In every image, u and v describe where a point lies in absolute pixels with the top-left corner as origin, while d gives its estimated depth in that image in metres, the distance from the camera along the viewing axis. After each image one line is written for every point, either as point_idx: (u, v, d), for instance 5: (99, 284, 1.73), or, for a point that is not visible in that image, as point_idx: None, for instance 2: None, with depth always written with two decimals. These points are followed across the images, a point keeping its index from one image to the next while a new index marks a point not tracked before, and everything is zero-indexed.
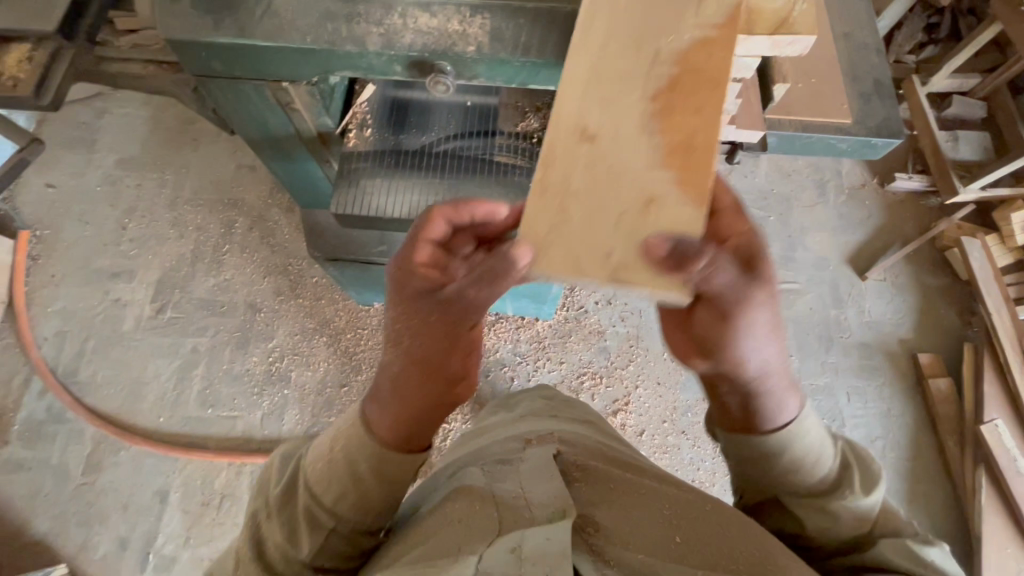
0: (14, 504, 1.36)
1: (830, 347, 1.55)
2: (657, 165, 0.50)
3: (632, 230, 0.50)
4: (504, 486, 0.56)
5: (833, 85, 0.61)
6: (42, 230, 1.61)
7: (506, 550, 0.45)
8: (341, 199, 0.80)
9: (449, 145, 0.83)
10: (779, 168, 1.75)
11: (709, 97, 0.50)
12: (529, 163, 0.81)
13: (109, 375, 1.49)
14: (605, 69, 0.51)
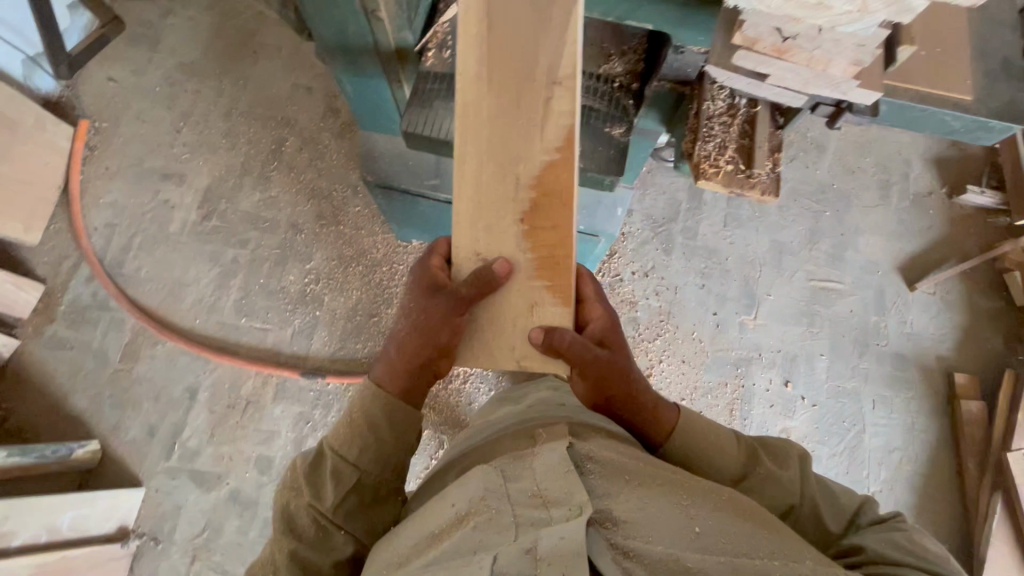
0: (55, 379, 1.44)
1: (864, 353, 1.52)
2: (532, 274, 0.68)
3: (537, 309, 0.68)
4: (517, 479, 0.55)
5: (959, 59, 0.58)
6: (100, 121, 1.64)
7: (521, 551, 0.49)
8: (410, 117, 0.79)
9: None
10: (844, 163, 1.68)
11: (560, 213, 0.66)
12: (607, 108, 0.77)
13: (153, 272, 1.54)
14: (485, 204, 0.67)
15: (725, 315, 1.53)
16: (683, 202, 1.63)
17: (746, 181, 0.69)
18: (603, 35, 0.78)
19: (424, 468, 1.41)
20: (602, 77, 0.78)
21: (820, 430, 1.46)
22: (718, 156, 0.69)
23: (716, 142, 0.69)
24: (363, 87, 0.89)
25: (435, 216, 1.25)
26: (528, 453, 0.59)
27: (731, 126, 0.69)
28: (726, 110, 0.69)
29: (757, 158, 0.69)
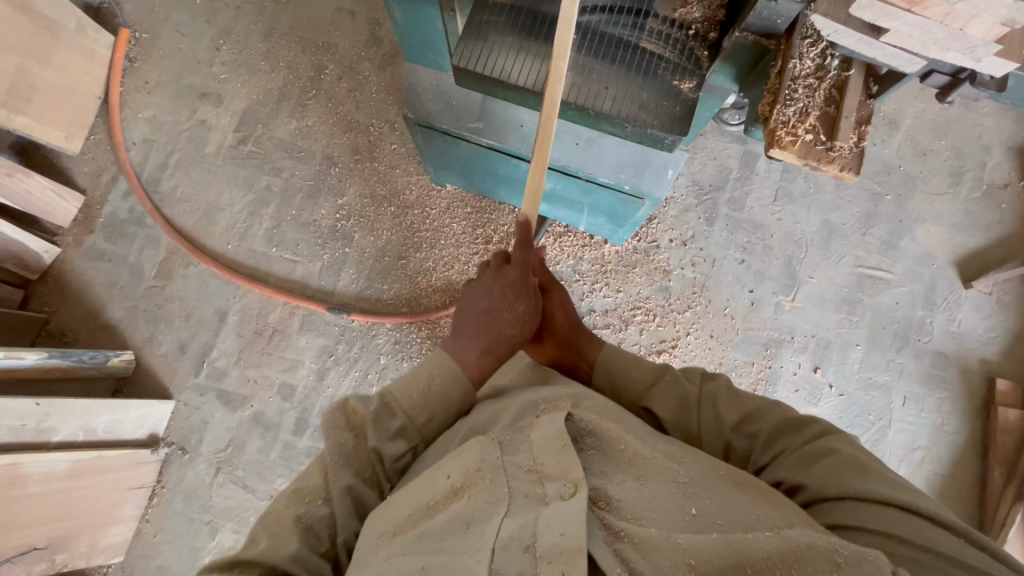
0: (93, 289, 1.48)
1: (903, 347, 1.46)
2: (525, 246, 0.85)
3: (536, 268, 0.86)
4: (514, 452, 0.55)
5: None
6: (140, 32, 1.59)
7: (522, 545, 0.47)
8: (462, 51, 0.73)
9: (591, 18, 0.71)
10: (915, 144, 1.55)
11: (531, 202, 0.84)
12: (676, 58, 0.70)
13: (188, 193, 1.54)
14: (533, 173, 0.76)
15: (761, 294, 1.48)
16: (734, 170, 1.54)
17: (825, 155, 0.63)
18: None
19: None
20: (676, 22, 0.70)
21: (843, 420, 1.43)
22: (798, 123, 0.62)
23: (796, 107, 0.62)
24: (414, 16, 0.84)
25: (474, 161, 1.21)
26: (529, 424, 0.58)
27: (817, 90, 0.62)
28: (814, 71, 0.61)
29: (842, 129, 0.62)
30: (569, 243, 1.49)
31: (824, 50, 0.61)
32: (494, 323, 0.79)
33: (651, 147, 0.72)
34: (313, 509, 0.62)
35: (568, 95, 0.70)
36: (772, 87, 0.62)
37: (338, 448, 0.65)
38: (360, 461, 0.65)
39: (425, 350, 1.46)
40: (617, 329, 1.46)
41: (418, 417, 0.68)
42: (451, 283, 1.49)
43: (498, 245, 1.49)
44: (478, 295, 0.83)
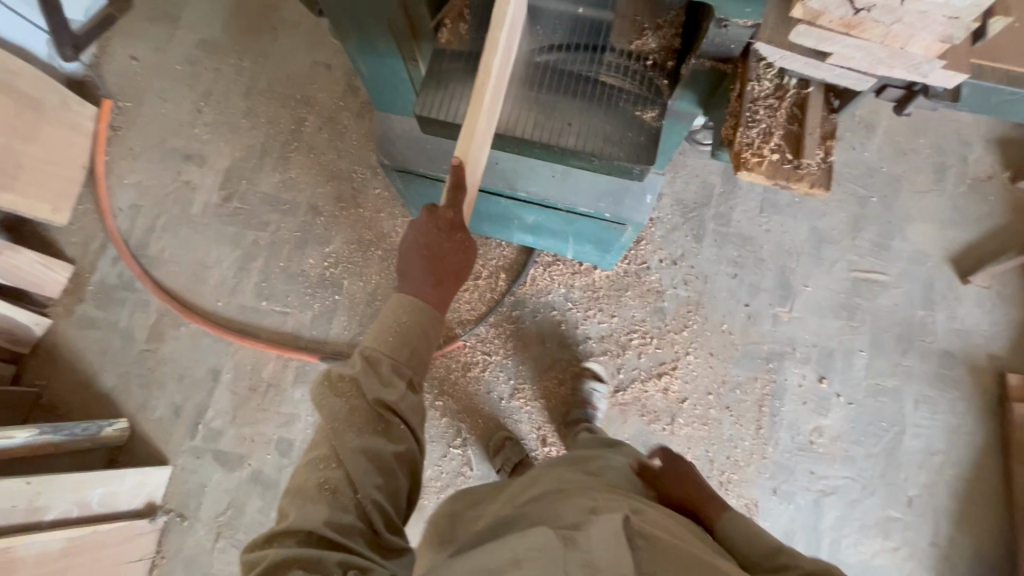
0: (85, 357, 1.48)
1: (908, 349, 1.43)
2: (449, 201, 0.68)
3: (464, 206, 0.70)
4: (575, 542, 0.52)
5: None
6: (123, 102, 1.63)
7: None
8: (424, 100, 0.74)
9: (549, 58, 0.72)
10: (895, 144, 1.56)
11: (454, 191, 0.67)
12: (637, 89, 0.70)
13: (176, 254, 1.55)
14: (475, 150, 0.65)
15: (757, 307, 1.46)
16: (717, 186, 1.54)
17: (794, 172, 0.61)
18: (637, 7, 0.70)
19: (442, 455, 1.39)
20: (632, 55, 0.71)
21: (855, 429, 1.39)
22: (762, 144, 0.62)
23: (760, 129, 0.62)
24: (379, 65, 0.85)
25: None
26: (584, 519, 0.56)
27: (778, 109, 0.62)
28: (774, 91, 0.62)
29: (807, 146, 0.62)
30: (559, 271, 1.48)
31: (778, 72, 0.62)
32: (438, 262, 0.69)
33: (621, 177, 0.71)
34: (330, 476, 0.61)
35: (532, 135, 0.70)
36: (733, 112, 0.63)
37: (334, 418, 0.62)
38: (362, 417, 0.62)
39: None
40: (615, 355, 1.44)
41: (401, 353, 0.65)
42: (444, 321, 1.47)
43: (488, 280, 1.49)
44: (408, 236, 0.70)
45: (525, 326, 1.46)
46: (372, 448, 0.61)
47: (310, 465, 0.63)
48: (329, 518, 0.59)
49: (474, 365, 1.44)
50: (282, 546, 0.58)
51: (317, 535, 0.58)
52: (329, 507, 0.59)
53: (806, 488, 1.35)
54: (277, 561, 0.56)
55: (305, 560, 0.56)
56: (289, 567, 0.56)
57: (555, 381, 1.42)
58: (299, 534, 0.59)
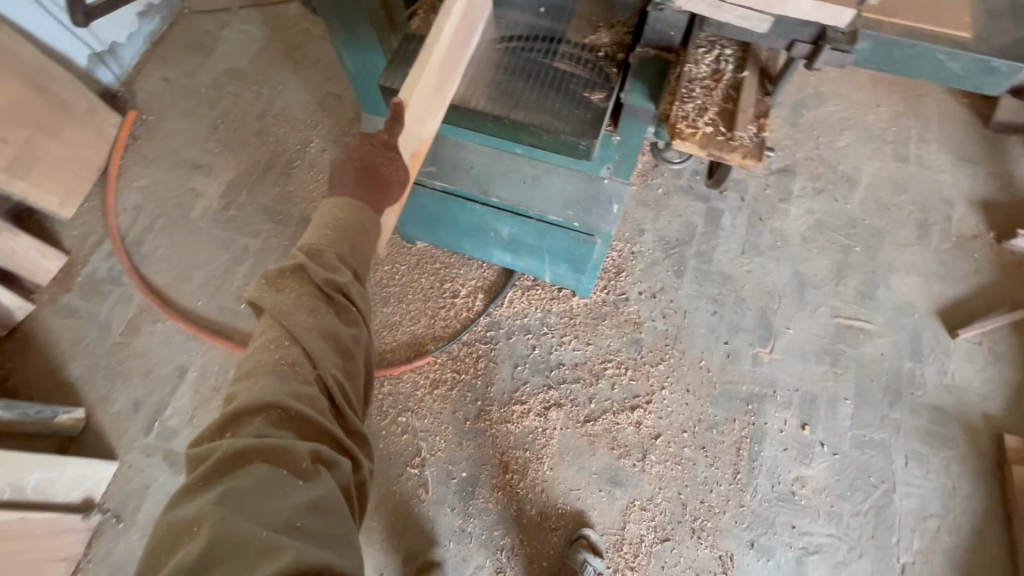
0: (59, 345, 1.48)
1: (896, 402, 1.36)
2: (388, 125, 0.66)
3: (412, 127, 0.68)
4: None
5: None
6: (147, 115, 1.76)
7: None
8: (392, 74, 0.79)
9: (509, 44, 0.77)
10: (877, 199, 1.58)
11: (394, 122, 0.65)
12: (588, 75, 0.74)
13: (167, 253, 1.59)
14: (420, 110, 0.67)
15: (737, 345, 1.42)
16: (699, 226, 1.56)
17: (727, 144, 0.63)
18: (593, 11, 0.78)
19: (398, 475, 1.31)
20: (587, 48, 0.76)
21: (841, 483, 1.29)
22: (697, 117, 0.65)
23: (695, 104, 0.66)
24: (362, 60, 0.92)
25: (433, 208, 1.25)
26: None
27: (713, 90, 0.67)
28: (709, 75, 0.68)
29: (740, 122, 0.64)
30: (537, 296, 1.48)
31: (710, 64, 0.68)
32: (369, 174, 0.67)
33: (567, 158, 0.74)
34: (286, 355, 0.60)
35: (486, 107, 0.73)
36: (672, 90, 0.67)
37: (281, 304, 0.62)
38: (312, 298, 0.62)
39: (385, 407, 1.38)
40: (588, 383, 1.39)
41: (341, 246, 0.64)
42: (417, 337, 1.45)
43: (465, 299, 1.49)
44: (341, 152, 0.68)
45: (498, 347, 1.43)
46: (326, 327, 0.62)
47: (264, 347, 0.61)
48: (295, 398, 0.58)
49: (442, 382, 1.40)
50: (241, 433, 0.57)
51: (281, 415, 0.57)
52: (291, 387, 0.58)
53: (787, 544, 1.24)
54: (239, 449, 0.55)
55: (272, 448, 0.55)
56: (252, 458, 0.55)
57: (523, 406, 1.36)
58: (261, 417, 0.57)
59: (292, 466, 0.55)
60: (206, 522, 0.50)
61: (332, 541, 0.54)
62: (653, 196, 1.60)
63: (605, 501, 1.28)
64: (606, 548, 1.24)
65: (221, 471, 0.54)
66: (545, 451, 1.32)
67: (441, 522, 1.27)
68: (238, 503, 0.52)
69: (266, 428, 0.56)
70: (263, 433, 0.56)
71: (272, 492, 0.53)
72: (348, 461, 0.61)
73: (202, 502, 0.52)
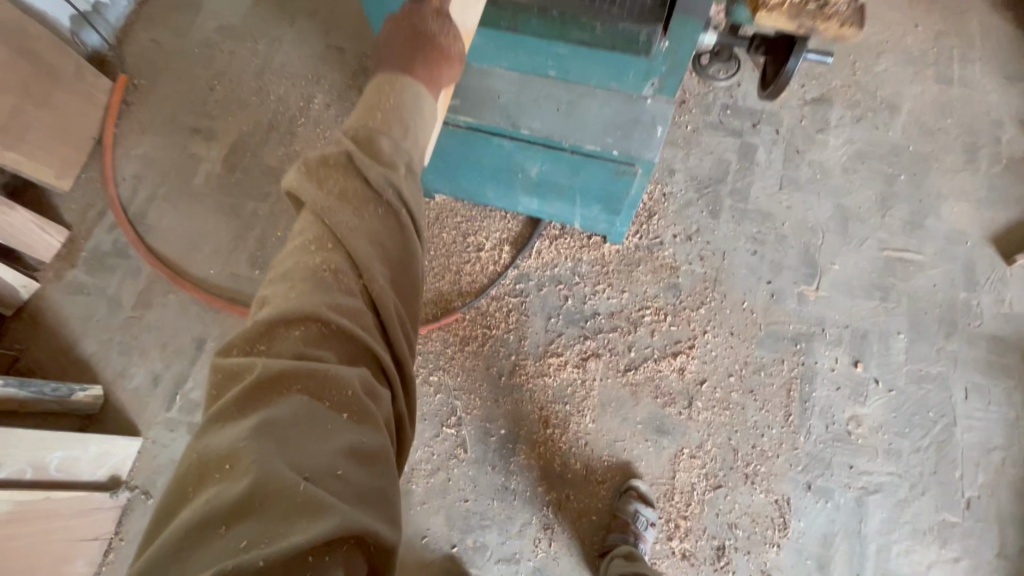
0: (68, 322, 1.41)
1: (952, 333, 1.29)
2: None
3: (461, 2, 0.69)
4: None
5: None
6: (138, 79, 1.66)
7: None
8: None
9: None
10: (920, 125, 1.49)
11: None
12: None
13: (173, 223, 1.51)
14: None
15: (780, 285, 1.34)
16: (733, 162, 1.47)
17: (818, 13, 0.60)
18: None
19: (434, 436, 1.26)
20: None
21: (899, 419, 1.23)
22: None
23: None
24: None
25: (455, 151, 1.16)
26: None
27: None
28: None
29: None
30: (566, 244, 1.40)
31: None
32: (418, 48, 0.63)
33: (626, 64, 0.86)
34: (331, 258, 0.55)
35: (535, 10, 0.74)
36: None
37: (323, 199, 0.57)
38: (356, 196, 0.57)
39: (415, 367, 1.31)
40: (626, 331, 1.32)
41: (390, 126, 0.59)
42: (443, 294, 1.38)
43: (491, 252, 1.41)
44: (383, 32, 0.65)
45: (529, 300, 1.36)
46: (373, 232, 0.56)
47: (304, 250, 0.56)
48: (337, 311, 0.53)
49: (473, 339, 1.33)
50: (276, 352, 0.51)
51: (321, 330, 0.52)
52: (332, 299, 0.53)
53: (846, 485, 1.19)
54: (275, 374, 0.49)
55: (313, 375, 0.50)
56: (290, 385, 0.49)
57: (560, 358, 1.30)
58: (297, 331, 0.52)
59: (333, 399, 0.49)
60: (239, 460, 0.45)
61: (374, 491, 0.48)
62: (682, 134, 1.50)
63: (653, 450, 1.22)
64: (656, 498, 1.19)
65: (255, 398, 0.48)
66: (585, 404, 1.26)
67: (482, 481, 1.22)
68: (276, 439, 0.46)
69: (304, 346, 0.51)
70: (302, 353, 0.51)
71: (312, 430, 0.48)
72: (391, 398, 0.55)
73: (234, 435, 0.46)
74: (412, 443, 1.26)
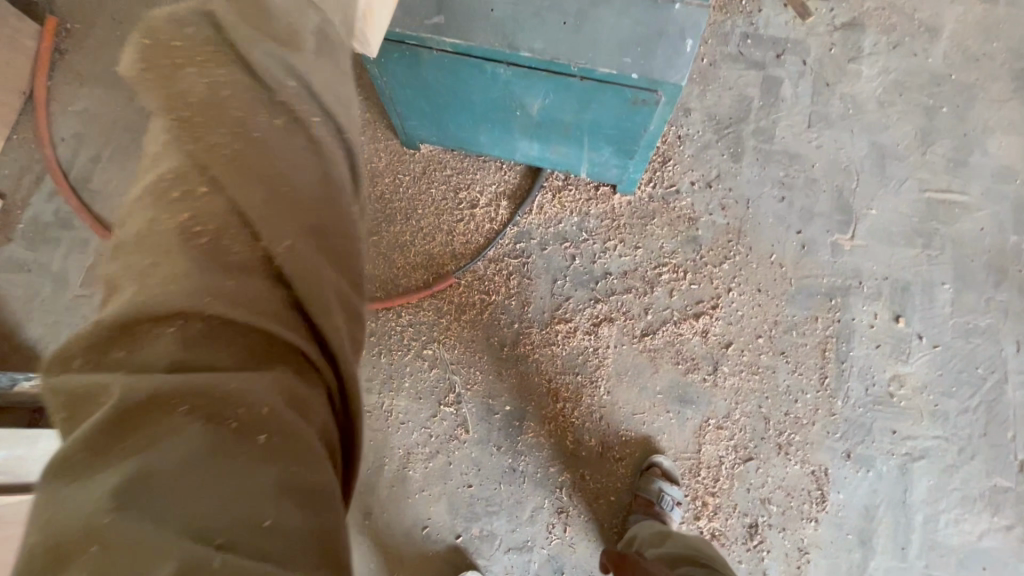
0: (9, 305, 1.24)
1: (1002, 281, 1.16)
2: None
3: None
4: None
5: None
6: (71, 22, 1.43)
7: None
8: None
9: None
10: (963, 49, 1.32)
11: None
12: None
13: (123, 187, 1.32)
14: None
15: (812, 234, 1.20)
16: (755, 98, 1.30)
17: None
18: None
19: (431, 416, 1.12)
20: None
21: (945, 378, 1.11)
22: None
23: None
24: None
25: (441, 87, 0.99)
26: None
27: None
28: None
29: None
30: (571, 197, 1.24)
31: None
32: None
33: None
34: (202, 180, 0.37)
35: None
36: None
37: (182, 100, 0.40)
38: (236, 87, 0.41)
39: (407, 341, 1.17)
40: (642, 293, 1.18)
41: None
42: (434, 258, 1.22)
43: (486, 209, 1.24)
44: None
45: (532, 261, 1.21)
46: (273, 138, 0.40)
47: (162, 198, 0.36)
48: (227, 275, 0.35)
49: (470, 307, 1.18)
50: (141, 366, 0.32)
51: (207, 318, 0.33)
52: (217, 253, 0.35)
53: (889, 452, 1.07)
54: (142, 394, 0.31)
55: (203, 387, 0.32)
56: (173, 407, 0.31)
57: (568, 325, 1.16)
58: (169, 321, 0.33)
59: (244, 417, 0.33)
60: (110, 540, 0.27)
61: (332, 536, 0.33)
62: (698, 68, 1.33)
63: (675, 423, 1.10)
64: (681, 474, 1.07)
65: (117, 442, 0.30)
66: (599, 374, 1.13)
67: (487, 464, 1.10)
68: (159, 498, 0.29)
69: (181, 347, 0.33)
70: (181, 361, 0.32)
71: (216, 472, 0.31)
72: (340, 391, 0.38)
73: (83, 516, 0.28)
74: (407, 424, 1.12)
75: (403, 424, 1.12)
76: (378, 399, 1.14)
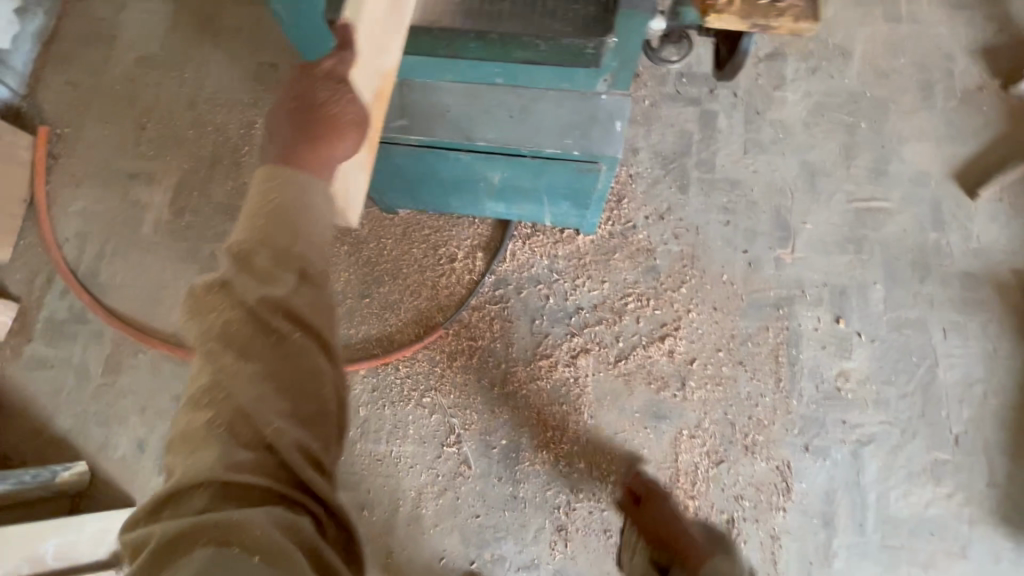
0: (38, 400, 1.35)
1: (926, 276, 1.31)
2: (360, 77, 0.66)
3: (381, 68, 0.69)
4: None
5: None
6: (63, 129, 1.55)
7: None
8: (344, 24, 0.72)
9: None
10: (874, 67, 1.47)
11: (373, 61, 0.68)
12: None
13: (128, 277, 1.43)
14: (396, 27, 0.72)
15: (757, 252, 1.34)
16: (695, 133, 1.44)
17: None
18: None
19: (436, 456, 1.25)
20: None
21: (885, 368, 1.26)
22: None
23: None
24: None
25: (412, 169, 1.11)
26: None
27: None
28: None
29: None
30: (539, 242, 1.37)
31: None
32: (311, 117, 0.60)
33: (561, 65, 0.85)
34: (220, 402, 0.50)
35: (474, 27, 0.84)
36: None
37: (210, 332, 0.52)
38: (244, 320, 0.52)
39: (407, 391, 1.29)
40: (612, 322, 1.31)
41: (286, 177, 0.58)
42: (423, 312, 1.35)
43: (464, 261, 1.37)
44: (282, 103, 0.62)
45: (510, 305, 1.34)
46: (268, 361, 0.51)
47: (192, 403, 0.51)
48: (234, 466, 0.47)
49: (461, 354, 1.31)
50: (177, 518, 0.46)
51: (218, 490, 0.47)
52: (229, 459, 0.48)
53: (841, 440, 1.22)
54: (177, 536, 0.44)
55: (220, 525, 0.44)
56: (193, 546, 0.43)
57: (550, 360, 1.29)
58: (196, 494, 0.46)
59: (242, 546, 0.43)
60: None
61: None
62: (641, 110, 1.47)
63: (653, 437, 1.23)
64: (664, 483, 1.21)
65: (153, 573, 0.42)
66: (581, 401, 1.26)
67: (491, 495, 1.23)
68: None
69: (203, 505, 0.46)
70: (204, 509, 0.45)
71: None
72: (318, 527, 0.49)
73: None
74: (415, 467, 1.25)
75: (412, 468, 1.25)
76: (386, 447, 1.26)
